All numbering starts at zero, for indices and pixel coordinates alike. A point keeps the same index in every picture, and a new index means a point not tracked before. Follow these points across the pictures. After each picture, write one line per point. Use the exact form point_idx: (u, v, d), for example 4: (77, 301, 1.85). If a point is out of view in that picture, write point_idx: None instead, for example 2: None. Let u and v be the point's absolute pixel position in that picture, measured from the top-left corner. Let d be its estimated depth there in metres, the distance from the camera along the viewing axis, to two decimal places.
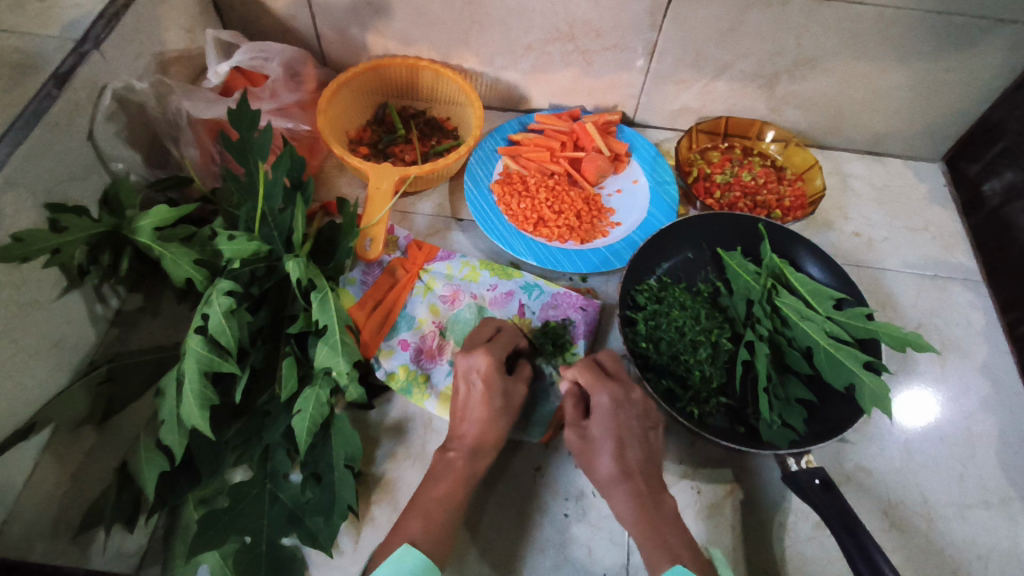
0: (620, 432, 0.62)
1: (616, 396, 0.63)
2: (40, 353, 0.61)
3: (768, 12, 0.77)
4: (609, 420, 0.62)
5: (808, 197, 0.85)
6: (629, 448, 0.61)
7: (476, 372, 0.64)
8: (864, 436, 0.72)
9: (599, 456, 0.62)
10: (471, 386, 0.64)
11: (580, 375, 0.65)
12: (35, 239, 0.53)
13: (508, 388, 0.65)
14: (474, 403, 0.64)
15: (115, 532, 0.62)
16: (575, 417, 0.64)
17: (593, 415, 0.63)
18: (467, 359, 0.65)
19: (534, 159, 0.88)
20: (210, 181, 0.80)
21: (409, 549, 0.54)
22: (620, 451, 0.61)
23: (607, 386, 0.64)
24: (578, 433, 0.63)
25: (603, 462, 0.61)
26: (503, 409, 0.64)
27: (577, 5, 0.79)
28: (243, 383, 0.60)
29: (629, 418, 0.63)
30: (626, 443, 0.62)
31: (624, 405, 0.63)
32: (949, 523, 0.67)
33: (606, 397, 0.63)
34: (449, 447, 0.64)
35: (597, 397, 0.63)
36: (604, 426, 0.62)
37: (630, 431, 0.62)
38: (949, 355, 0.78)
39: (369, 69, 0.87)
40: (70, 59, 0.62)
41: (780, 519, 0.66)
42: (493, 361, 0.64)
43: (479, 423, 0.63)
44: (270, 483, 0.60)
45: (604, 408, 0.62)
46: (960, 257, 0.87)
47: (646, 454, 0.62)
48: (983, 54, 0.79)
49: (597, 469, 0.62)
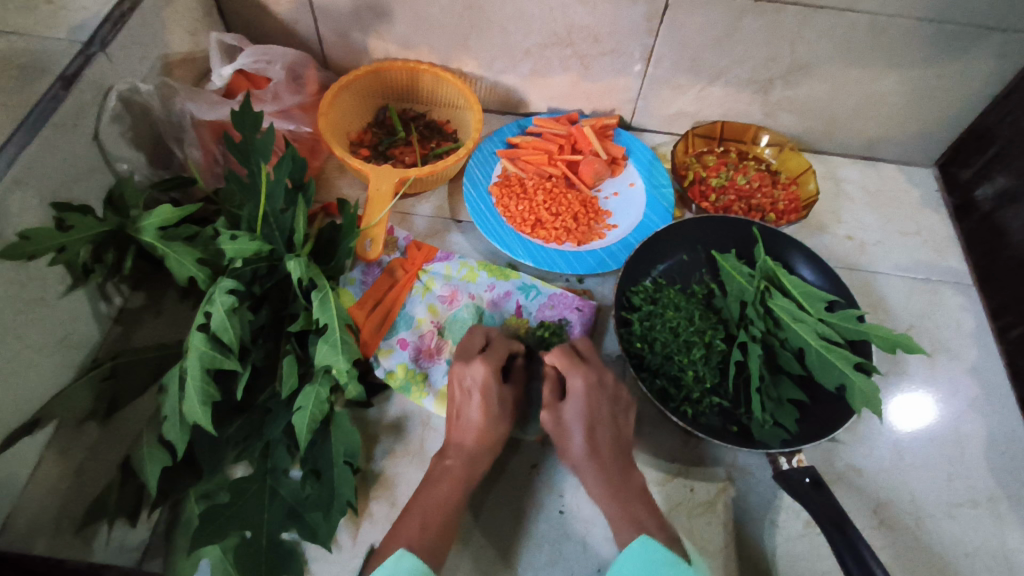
0: (592, 415, 0.63)
1: (590, 381, 0.64)
2: (46, 349, 0.62)
3: (763, 19, 0.78)
4: (583, 403, 0.63)
5: (802, 201, 0.87)
6: (599, 430, 0.63)
7: (473, 381, 0.65)
8: (855, 436, 0.73)
9: (571, 438, 0.63)
10: (468, 394, 0.66)
11: (557, 358, 0.66)
12: (42, 238, 0.54)
13: (504, 396, 0.66)
14: (472, 409, 0.65)
15: (118, 526, 0.63)
16: (550, 400, 0.65)
17: (569, 397, 0.64)
18: (466, 368, 0.66)
19: (532, 162, 0.89)
20: (213, 181, 0.81)
21: (405, 554, 0.55)
22: (591, 434, 0.63)
23: (581, 370, 0.65)
24: (552, 414, 0.64)
25: (577, 444, 0.63)
26: (499, 416, 0.65)
27: (575, 11, 0.80)
28: (244, 380, 0.61)
29: (602, 402, 0.64)
30: (597, 426, 0.63)
31: (598, 388, 0.64)
32: (938, 522, 0.68)
33: (582, 381, 0.64)
34: (448, 452, 0.65)
35: (572, 380, 0.64)
36: (576, 409, 0.63)
37: (600, 414, 0.64)
38: (939, 357, 0.79)
39: (370, 72, 0.88)
40: (77, 61, 0.63)
41: (772, 517, 0.67)
42: (490, 369, 0.65)
43: (475, 427, 0.64)
44: (270, 479, 0.61)
45: (580, 391, 0.64)
46: (951, 261, 0.88)
47: (615, 436, 0.64)
48: (974, 62, 0.80)
49: (569, 450, 0.63)
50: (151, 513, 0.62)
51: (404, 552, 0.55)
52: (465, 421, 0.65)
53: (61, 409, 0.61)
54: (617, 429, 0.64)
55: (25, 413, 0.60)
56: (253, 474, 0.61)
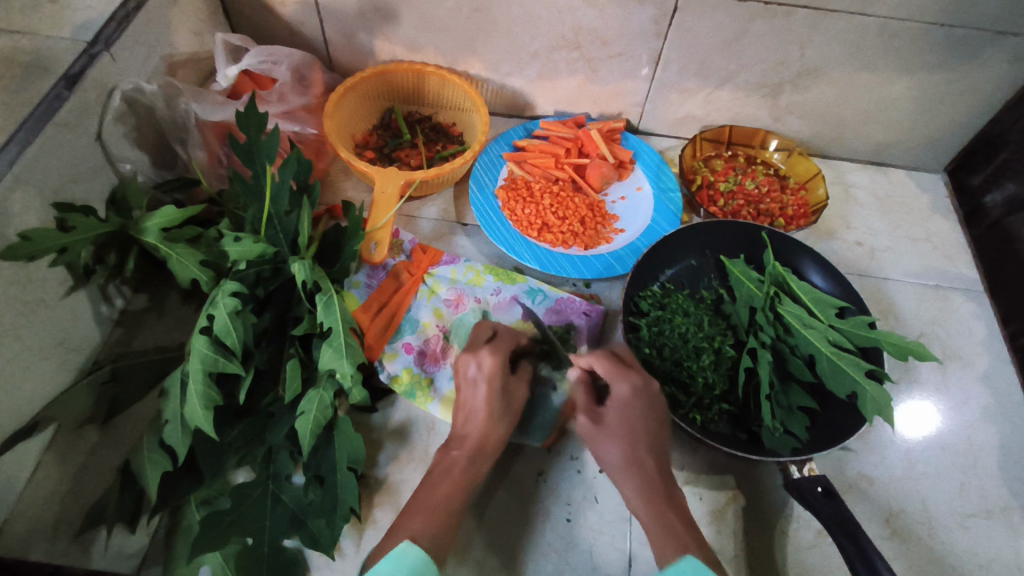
0: (635, 422, 0.62)
1: (636, 387, 0.63)
2: (45, 351, 0.61)
3: (773, 23, 0.78)
4: (626, 411, 0.62)
5: (811, 206, 0.86)
6: (643, 439, 0.62)
7: (480, 370, 0.65)
8: (866, 444, 0.72)
9: (609, 445, 0.63)
10: (475, 385, 0.65)
11: (599, 365, 0.65)
12: (43, 239, 0.54)
13: (511, 389, 0.65)
14: (477, 402, 0.64)
15: (117, 532, 0.62)
16: (587, 405, 0.66)
17: (610, 403, 0.63)
18: (474, 358, 0.66)
19: (539, 165, 0.88)
20: (217, 182, 0.80)
21: (409, 547, 0.54)
22: (632, 442, 0.62)
23: (627, 376, 0.63)
24: (590, 418, 0.65)
25: (612, 453, 0.62)
26: (504, 410, 0.64)
27: (583, 13, 0.80)
28: (247, 384, 0.61)
29: (647, 412, 0.62)
30: (640, 434, 0.62)
31: (643, 397, 0.62)
32: (951, 533, 0.67)
33: (626, 388, 0.63)
34: (451, 447, 0.64)
35: (615, 388, 0.63)
36: (616, 417, 0.63)
37: (643, 423, 0.62)
38: (950, 365, 0.78)
39: (376, 74, 0.88)
40: (81, 60, 0.63)
41: (783, 527, 0.66)
42: (498, 359, 0.65)
43: (481, 422, 0.63)
44: (273, 484, 0.60)
45: (620, 399, 0.63)
46: (962, 267, 0.87)
47: (659, 445, 0.62)
48: (985, 66, 0.80)
49: (606, 459, 0.63)
50: (150, 519, 0.60)
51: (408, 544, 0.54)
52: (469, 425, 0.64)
53: (60, 413, 0.60)
54: (661, 441, 0.62)
55: (24, 417, 0.59)
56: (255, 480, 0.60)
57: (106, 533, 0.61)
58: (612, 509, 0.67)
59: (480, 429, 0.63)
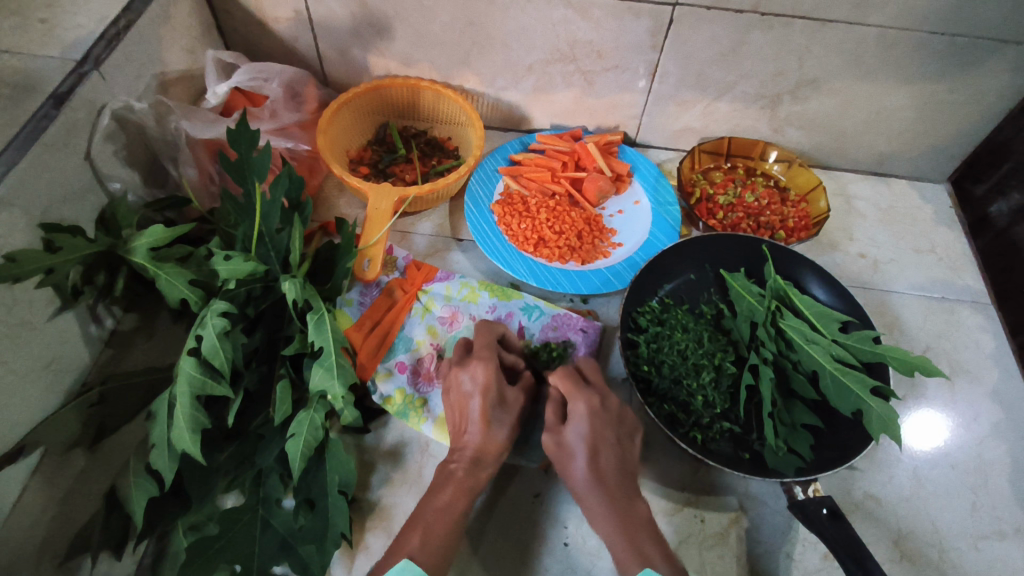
0: (595, 439, 0.59)
1: (593, 403, 0.61)
2: (31, 374, 0.60)
3: (770, 34, 0.77)
4: (586, 428, 0.59)
5: (812, 218, 0.84)
6: (603, 455, 0.59)
7: (474, 382, 0.63)
8: (873, 463, 0.70)
9: (573, 464, 0.59)
10: (470, 397, 0.63)
11: (558, 383, 0.63)
12: (29, 260, 0.53)
13: (507, 398, 0.63)
14: (475, 413, 0.62)
15: (103, 559, 0.61)
16: (553, 424, 0.62)
17: (569, 421, 0.61)
18: (466, 370, 0.64)
19: (535, 179, 0.88)
20: (208, 201, 0.79)
21: (410, 564, 0.53)
22: (593, 458, 0.59)
23: (584, 394, 0.62)
24: (553, 440, 0.61)
25: (577, 470, 0.59)
26: (503, 418, 0.62)
27: (577, 26, 0.79)
28: (236, 407, 0.59)
29: (605, 427, 0.60)
30: (600, 453, 0.59)
31: (601, 414, 0.61)
32: (963, 556, 0.65)
33: (583, 405, 0.61)
34: (450, 460, 0.62)
35: (573, 404, 0.61)
36: (578, 433, 0.60)
37: (604, 439, 0.60)
38: (958, 380, 0.76)
39: (370, 89, 0.87)
40: (70, 80, 0.62)
41: (788, 550, 0.64)
42: (490, 369, 0.63)
43: (478, 433, 0.61)
44: (261, 509, 0.59)
45: (580, 414, 0.60)
46: (968, 279, 0.86)
47: (619, 463, 0.60)
48: (988, 75, 0.79)
49: (571, 478, 0.59)
50: (136, 545, 0.59)
51: (407, 562, 0.53)
52: (462, 446, 0.62)
53: (47, 437, 0.58)
54: (622, 458, 0.60)
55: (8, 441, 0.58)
56: (244, 504, 0.59)
57: (90, 560, 0.59)
58: None
59: (475, 447, 0.61)
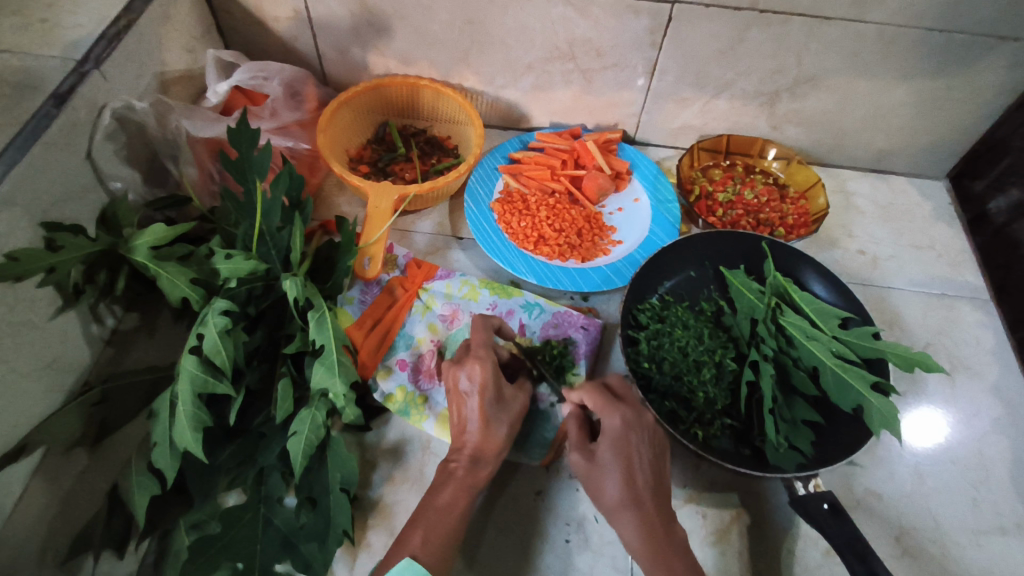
0: (630, 455, 0.58)
1: (628, 418, 0.59)
2: (33, 373, 0.60)
3: (768, 31, 0.77)
4: (620, 444, 0.58)
5: (811, 215, 0.85)
6: (640, 473, 0.57)
7: (472, 381, 0.62)
8: (873, 458, 0.70)
9: (607, 481, 0.57)
10: (469, 396, 0.62)
11: (589, 397, 0.61)
12: (30, 259, 0.53)
13: (505, 395, 0.63)
14: (473, 412, 0.61)
15: (105, 558, 0.61)
16: (579, 441, 0.61)
17: (602, 437, 0.59)
18: (463, 369, 0.63)
19: (535, 177, 0.88)
20: (208, 199, 0.80)
21: (411, 563, 0.53)
22: (629, 476, 0.57)
23: (617, 408, 0.60)
24: (582, 457, 0.59)
25: (611, 488, 0.57)
26: (503, 417, 0.62)
27: (576, 24, 0.79)
28: (237, 405, 0.59)
29: (640, 443, 0.58)
30: (635, 471, 0.57)
31: (636, 429, 0.59)
32: (964, 551, 0.65)
33: (618, 420, 0.59)
34: (450, 459, 0.62)
35: (606, 419, 0.59)
36: (612, 449, 0.58)
37: (639, 455, 0.58)
38: (958, 375, 0.77)
39: (370, 88, 0.88)
40: (70, 79, 0.62)
41: (789, 546, 0.64)
42: (487, 368, 0.62)
43: (478, 432, 0.61)
44: (263, 507, 0.59)
45: (615, 430, 0.59)
46: (967, 275, 0.86)
47: (654, 480, 0.58)
48: (986, 71, 0.79)
49: (603, 495, 0.58)
50: (138, 543, 0.59)
51: (409, 561, 0.54)
52: (460, 443, 0.62)
53: (49, 435, 0.58)
54: (657, 475, 0.58)
55: (10, 440, 0.58)
56: (246, 502, 0.59)
57: (92, 559, 0.59)
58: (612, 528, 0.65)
59: (475, 446, 0.61)
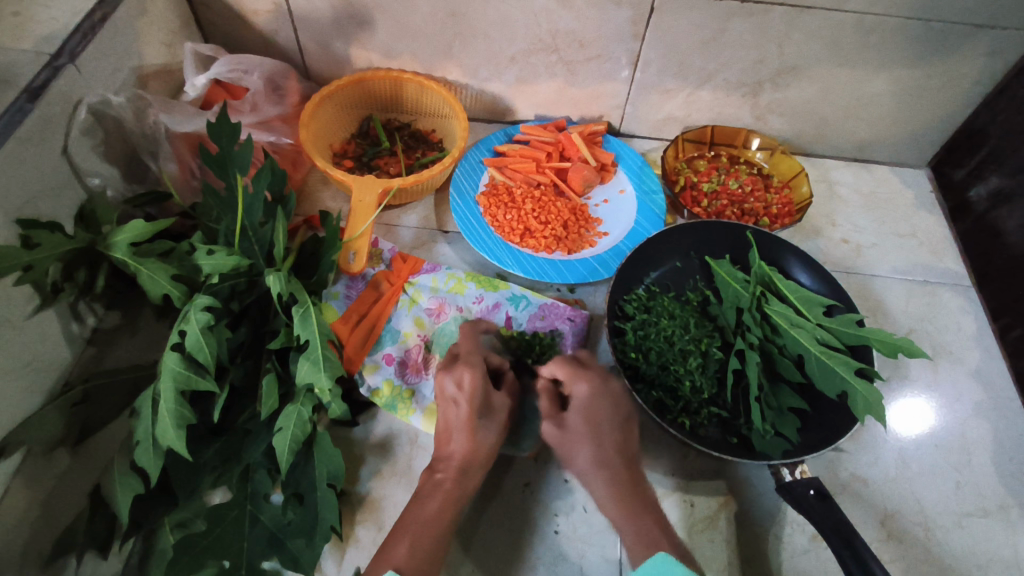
0: (598, 421, 0.62)
1: (594, 385, 0.63)
2: (12, 373, 0.59)
3: (750, 21, 0.77)
4: (586, 411, 0.62)
5: (795, 204, 0.85)
6: (607, 438, 0.61)
7: (460, 389, 0.62)
8: (859, 444, 0.70)
9: (577, 448, 0.61)
10: (456, 404, 0.62)
11: (559, 369, 0.65)
12: (7, 255, 0.52)
13: (494, 403, 0.63)
14: (460, 421, 0.61)
15: (89, 559, 0.60)
16: (552, 411, 0.64)
17: (571, 406, 0.63)
18: (451, 376, 0.63)
19: (520, 170, 0.87)
20: (189, 196, 0.78)
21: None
22: (597, 441, 0.61)
23: (585, 377, 0.63)
24: (555, 425, 0.62)
25: (582, 454, 0.61)
26: (490, 425, 0.62)
27: (559, 16, 0.79)
28: (221, 402, 0.58)
29: (607, 410, 0.62)
30: (603, 434, 0.61)
31: (602, 395, 0.63)
32: (947, 533, 0.65)
33: (585, 387, 0.63)
34: (442, 464, 0.62)
35: (575, 389, 0.63)
36: (581, 416, 0.62)
37: (606, 420, 0.62)
38: (941, 361, 0.78)
39: (352, 82, 0.87)
40: (45, 74, 0.61)
41: (776, 531, 0.65)
42: (476, 375, 0.62)
43: (464, 442, 0.61)
44: (250, 505, 0.58)
45: (583, 398, 0.62)
46: (949, 263, 0.87)
47: (624, 444, 0.62)
48: (964, 60, 0.80)
49: (574, 462, 0.62)
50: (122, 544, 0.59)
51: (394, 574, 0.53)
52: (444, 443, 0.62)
53: (30, 435, 0.58)
54: (625, 441, 0.62)
55: None
56: (232, 500, 0.58)
57: (76, 561, 0.59)
58: (600, 518, 0.65)
59: (461, 456, 0.61)
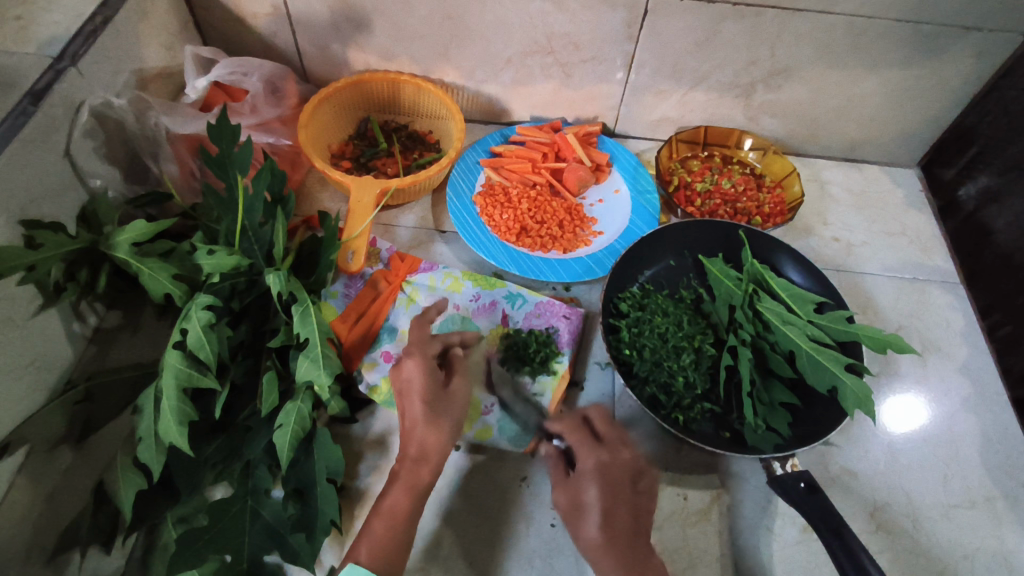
0: (610, 496, 0.59)
1: (604, 457, 0.61)
2: (15, 373, 0.60)
3: (742, 23, 0.78)
4: (597, 483, 0.59)
5: (787, 203, 0.87)
6: (619, 512, 0.58)
7: (408, 377, 0.64)
8: (849, 438, 0.72)
9: (586, 521, 0.58)
10: (408, 392, 0.64)
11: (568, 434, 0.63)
12: (10, 255, 0.53)
13: (447, 390, 0.64)
14: (414, 408, 0.63)
15: (92, 554, 0.61)
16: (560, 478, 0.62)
17: (580, 476, 0.60)
18: (399, 368, 0.65)
19: (516, 170, 0.89)
20: (190, 196, 0.80)
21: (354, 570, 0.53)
22: (606, 517, 0.57)
23: (595, 449, 0.61)
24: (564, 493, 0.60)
25: (591, 529, 0.58)
26: (444, 410, 0.63)
27: (554, 18, 0.80)
28: (222, 399, 0.59)
29: (620, 482, 0.60)
30: (615, 511, 0.58)
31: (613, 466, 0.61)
32: (935, 525, 0.67)
33: (593, 460, 0.60)
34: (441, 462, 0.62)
35: (583, 459, 0.61)
36: (592, 488, 0.59)
37: (619, 494, 0.59)
38: (930, 356, 0.79)
39: (350, 84, 0.88)
40: (47, 76, 0.62)
41: (768, 523, 0.66)
42: (420, 361, 0.64)
43: (422, 425, 0.62)
44: (251, 500, 0.59)
45: (591, 469, 0.60)
46: (938, 260, 0.88)
47: (634, 521, 0.58)
48: (952, 61, 0.81)
49: (584, 538, 0.58)
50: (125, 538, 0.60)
51: (353, 566, 0.53)
52: (406, 442, 0.62)
53: (33, 432, 0.58)
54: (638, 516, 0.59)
55: None
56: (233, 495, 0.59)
57: (79, 555, 0.60)
58: None
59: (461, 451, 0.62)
